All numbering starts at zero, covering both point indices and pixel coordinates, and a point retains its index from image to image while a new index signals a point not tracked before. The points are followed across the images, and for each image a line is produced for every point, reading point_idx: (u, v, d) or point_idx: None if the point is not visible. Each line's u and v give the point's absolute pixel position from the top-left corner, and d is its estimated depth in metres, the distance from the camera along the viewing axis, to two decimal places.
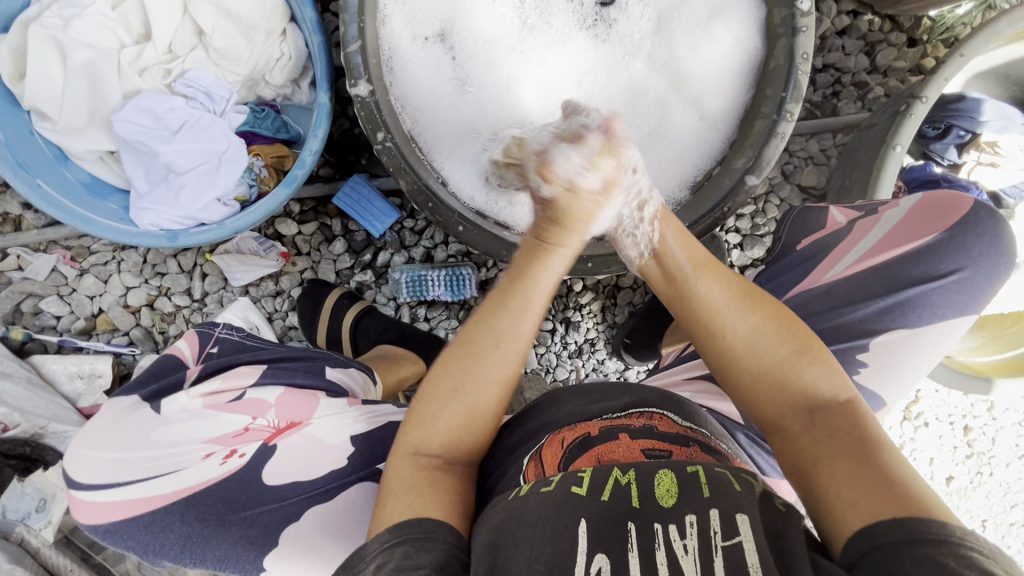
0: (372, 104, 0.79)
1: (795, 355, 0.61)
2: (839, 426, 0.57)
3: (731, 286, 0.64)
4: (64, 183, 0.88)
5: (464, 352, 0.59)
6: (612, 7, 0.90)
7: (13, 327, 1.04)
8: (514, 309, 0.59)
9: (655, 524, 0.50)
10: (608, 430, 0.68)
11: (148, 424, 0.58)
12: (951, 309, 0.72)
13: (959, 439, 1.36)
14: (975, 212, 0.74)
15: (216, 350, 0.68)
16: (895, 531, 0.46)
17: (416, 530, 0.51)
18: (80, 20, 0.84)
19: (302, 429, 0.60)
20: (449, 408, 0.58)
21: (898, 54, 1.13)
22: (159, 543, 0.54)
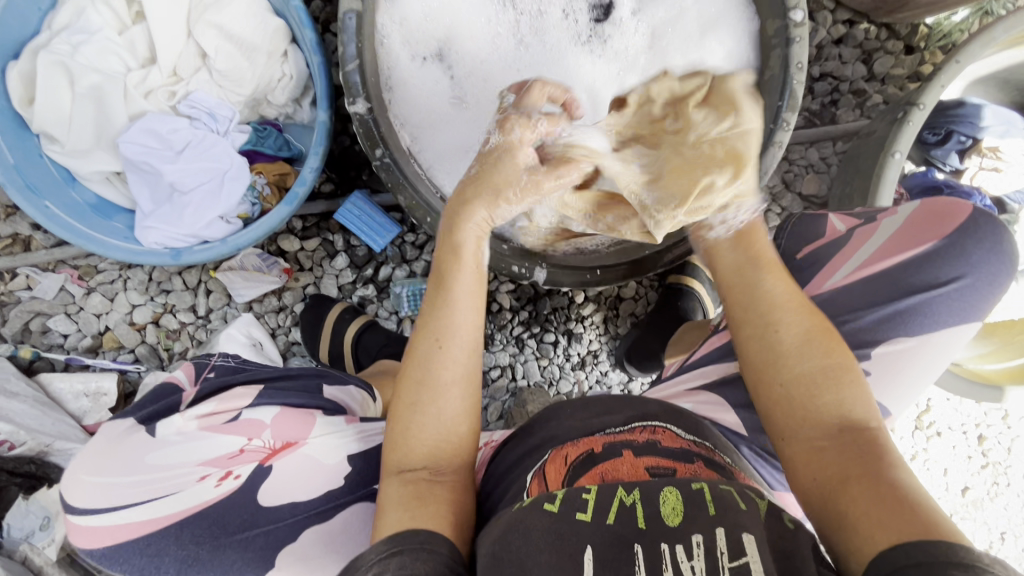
0: (370, 122, 0.80)
1: (839, 368, 0.62)
2: (867, 443, 0.57)
3: (791, 287, 0.67)
4: (72, 204, 0.89)
5: (410, 365, 0.61)
6: (607, 23, 0.91)
7: (21, 346, 1.06)
8: (448, 308, 0.61)
9: (661, 544, 0.51)
10: (611, 447, 0.68)
11: (146, 447, 0.56)
12: (954, 316, 0.72)
13: (973, 449, 1.33)
14: (972, 218, 0.74)
15: (213, 373, 0.68)
16: (912, 553, 0.46)
17: (412, 544, 0.50)
18: (88, 46, 0.86)
19: (298, 449, 0.60)
20: (415, 415, 0.59)
21: (895, 62, 1.13)
22: (155, 567, 0.54)
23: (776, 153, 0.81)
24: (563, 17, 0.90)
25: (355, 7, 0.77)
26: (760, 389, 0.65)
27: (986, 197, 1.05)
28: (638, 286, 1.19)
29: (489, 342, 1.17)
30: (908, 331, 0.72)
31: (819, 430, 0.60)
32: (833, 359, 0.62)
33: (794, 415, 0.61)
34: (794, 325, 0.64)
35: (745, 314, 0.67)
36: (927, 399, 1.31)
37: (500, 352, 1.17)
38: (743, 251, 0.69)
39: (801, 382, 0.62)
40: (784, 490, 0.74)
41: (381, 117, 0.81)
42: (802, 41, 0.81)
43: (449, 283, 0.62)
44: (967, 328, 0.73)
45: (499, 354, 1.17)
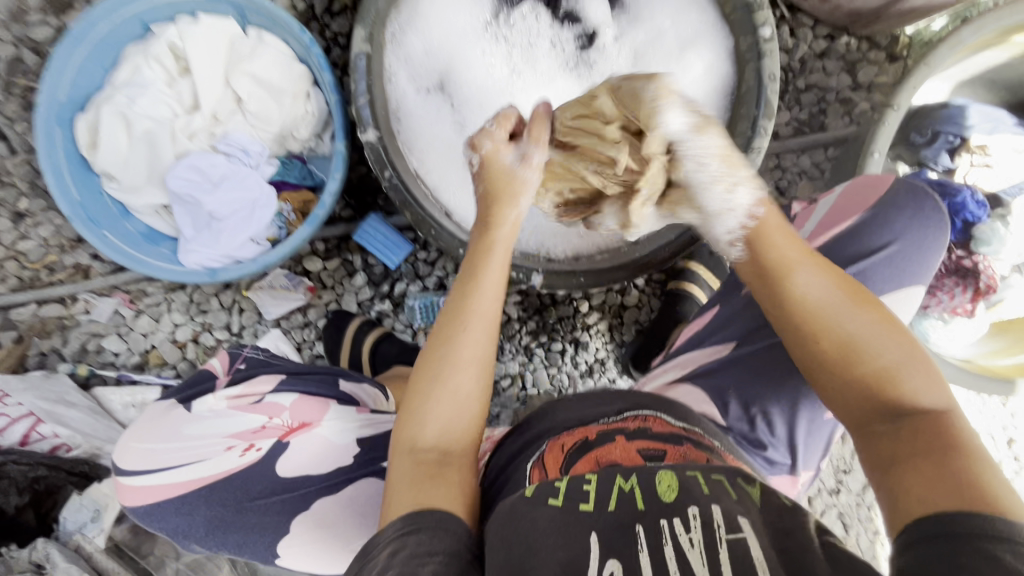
0: (380, 147, 0.90)
1: (904, 357, 0.61)
2: (931, 427, 0.56)
3: (833, 279, 0.66)
4: (126, 234, 1.03)
5: (436, 344, 0.67)
6: (591, 50, 0.99)
7: (80, 364, 1.18)
8: (472, 291, 0.69)
9: (662, 520, 0.53)
10: (605, 434, 0.71)
11: (181, 420, 0.64)
12: (887, 283, 0.75)
13: (1003, 453, 1.29)
14: (893, 190, 0.79)
15: (244, 365, 0.77)
16: (956, 524, 0.46)
17: (428, 524, 0.54)
18: (144, 98, 1.00)
19: (312, 429, 0.67)
20: (434, 388, 0.65)
21: (879, 70, 1.18)
22: (187, 524, 0.61)
23: (756, 158, 0.88)
24: (551, 47, 0.99)
25: (366, 49, 0.88)
26: (816, 380, 0.65)
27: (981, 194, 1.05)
28: (641, 293, 1.24)
29: (500, 352, 1.23)
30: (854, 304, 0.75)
31: (881, 419, 0.59)
32: (894, 351, 0.61)
33: (855, 406, 0.61)
34: (864, 320, 0.63)
35: (796, 313, 0.66)
36: (948, 401, 1.28)
37: (510, 361, 1.23)
38: (762, 257, 0.68)
39: (860, 382, 0.61)
40: (773, 473, 0.77)
41: (389, 142, 0.91)
42: (773, 55, 0.86)
43: (471, 271, 0.71)
44: (910, 290, 0.75)
45: (509, 363, 1.23)
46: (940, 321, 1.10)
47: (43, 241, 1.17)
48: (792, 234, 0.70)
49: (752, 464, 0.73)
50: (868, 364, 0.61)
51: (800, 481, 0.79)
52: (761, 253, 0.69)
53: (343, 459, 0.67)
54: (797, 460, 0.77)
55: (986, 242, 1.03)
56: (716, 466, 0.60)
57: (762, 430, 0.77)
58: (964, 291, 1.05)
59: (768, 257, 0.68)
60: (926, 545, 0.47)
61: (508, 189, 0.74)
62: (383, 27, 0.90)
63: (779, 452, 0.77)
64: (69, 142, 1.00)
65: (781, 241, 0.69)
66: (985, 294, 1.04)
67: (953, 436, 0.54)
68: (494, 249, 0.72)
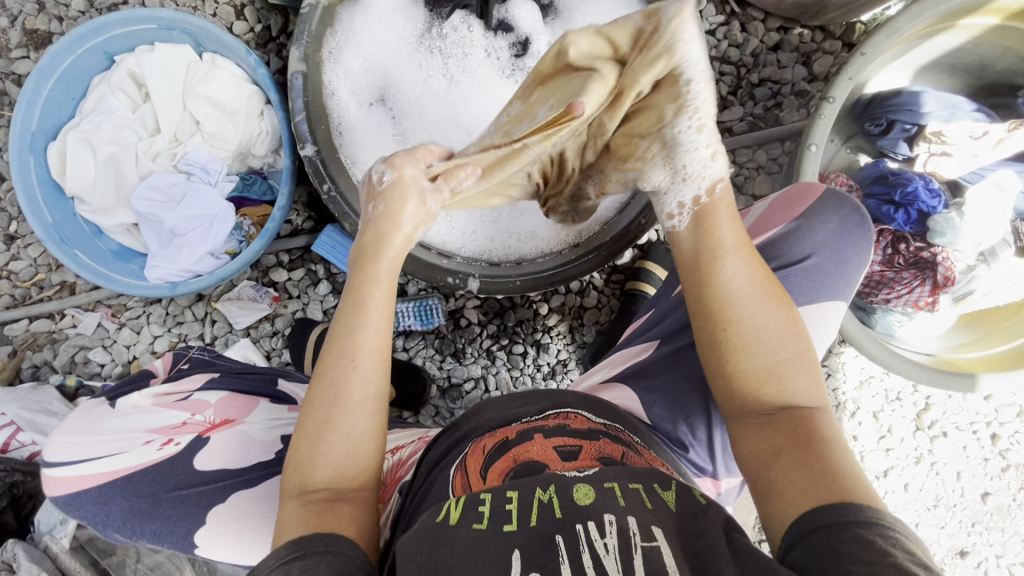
0: (318, 161, 0.94)
1: (794, 357, 0.63)
2: (806, 426, 0.60)
3: (757, 271, 0.66)
4: (97, 252, 1.09)
5: (321, 380, 0.59)
6: (526, 57, 1.02)
7: (69, 375, 1.22)
8: (355, 326, 0.60)
9: (578, 526, 0.49)
10: (524, 433, 0.66)
11: (106, 417, 0.73)
12: (805, 295, 0.78)
13: (988, 450, 1.24)
14: (821, 200, 0.83)
15: (185, 365, 0.85)
16: (833, 513, 0.50)
17: (317, 547, 0.51)
18: (107, 124, 1.07)
19: (235, 426, 0.74)
20: (320, 433, 0.57)
21: (834, 60, 1.16)
22: (105, 514, 0.64)
23: None
24: (486, 56, 1.02)
25: (301, 68, 0.92)
26: (715, 369, 0.66)
27: (937, 182, 1.03)
28: (600, 294, 1.24)
29: (462, 355, 1.23)
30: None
31: (761, 412, 0.62)
32: (790, 350, 0.63)
33: (744, 398, 0.63)
34: (774, 315, 0.64)
35: (713, 296, 0.65)
36: (926, 397, 1.24)
37: (472, 364, 1.22)
38: (700, 238, 0.67)
39: (756, 373, 0.63)
40: (697, 477, 0.78)
41: (328, 156, 0.95)
42: None
43: (352, 303, 0.62)
44: (832, 302, 0.79)
45: (471, 366, 1.22)
46: (903, 316, 1.06)
47: (32, 260, 1.24)
48: (733, 220, 0.68)
49: (676, 463, 0.73)
50: (759, 359, 0.63)
51: (721, 483, 0.80)
52: (699, 233, 0.68)
53: (264, 458, 0.71)
54: (720, 462, 0.78)
55: (940, 232, 1.00)
56: (633, 471, 0.56)
57: (684, 432, 0.77)
58: (922, 283, 1.03)
59: (697, 247, 0.67)
60: (812, 538, 0.49)
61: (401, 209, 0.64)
62: (320, 46, 0.94)
63: (700, 454, 0.77)
64: (43, 169, 1.08)
65: (725, 222, 0.68)
66: (942, 287, 1.01)
67: (821, 431, 0.59)
68: (379, 275, 0.63)
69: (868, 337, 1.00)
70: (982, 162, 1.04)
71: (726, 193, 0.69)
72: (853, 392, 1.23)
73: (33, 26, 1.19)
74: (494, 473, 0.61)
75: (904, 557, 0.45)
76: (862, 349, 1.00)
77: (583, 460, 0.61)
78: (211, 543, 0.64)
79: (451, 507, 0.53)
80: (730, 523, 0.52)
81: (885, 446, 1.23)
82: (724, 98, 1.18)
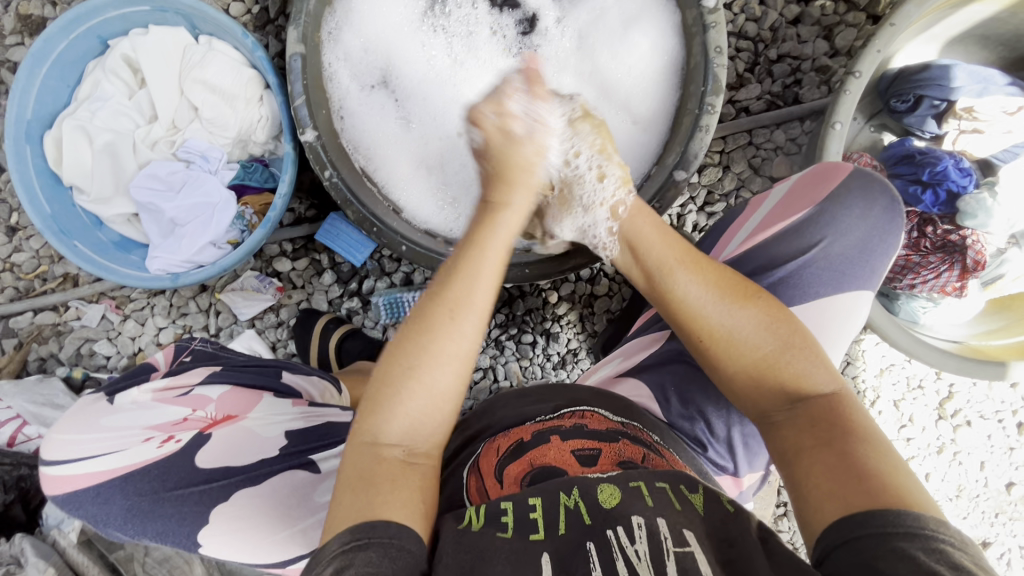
0: (319, 147, 0.89)
1: (785, 345, 0.62)
2: (825, 416, 0.57)
3: (709, 278, 0.66)
4: (98, 243, 1.07)
5: (417, 329, 0.58)
6: (533, 34, 0.98)
7: (75, 367, 1.21)
8: (470, 277, 0.59)
9: (607, 531, 0.48)
10: (540, 433, 0.64)
11: (103, 412, 0.70)
12: (827, 285, 0.76)
13: (1013, 439, 1.20)
14: (846, 182, 0.78)
15: (187, 358, 0.81)
16: (873, 524, 0.47)
17: (382, 538, 0.48)
18: (104, 111, 1.04)
19: (237, 421, 0.73)
20: (406, 382, 0.56)
21: (858, 33, 1.10)
22: (105, 514, 0.63)
23: (704, 138, 0.84)
24: (491, 34, 0.98)
25: (300, 50, 0.87)
26: (714, 375, 0.66)
27: (967, 162, 0.98)
28: (611, 282, 1.21)
29: None
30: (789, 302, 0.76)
31: (779, 409, 0.60)
32: (773, 342, 0.62)
33: (755, 397, 0.62)
34: (745, 315, 0.63)
35: (678, 312, 0.67)
36: (949, 385, 1.19)
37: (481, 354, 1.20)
38: (643, 262, 0.71)
39: (747, 375, 0.63)
40: (718, 474, 0.76)
41: (329, 143, 0.91)
42: (719, 26, 0.83)
43: (474, 256, 0.60)
44: (854, 291, 0.77)
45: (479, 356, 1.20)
46: (929, 301, 1.03)
47: (35, 252, 1.22)
48: (668, 234, 0.72)
49: (695, 461, 0.71)
50: (745, 358, 0.63)
51: (743, 482, 0.77)
52: (640, 258, 0.72)
53: (268, 453, 0.70)
54: (741, 461, 0.76)
55: (970, 214, 0.95)
56: (658, 471, 0.55)
57: (701, 429, 0.75)
58: (950, 268, 0.98)
59: (652, 265, 0.70)
60: (848, 552, 0.47)
61: (519, 170, 0.68)
62: (318, 27, 0.90)
63: (720, 451, 0.75)
64: (40, 159, 1.05)
65: (655, 243, 0.71)
66: (972, 271, 0.97)
67: (841, 419, 0.57)
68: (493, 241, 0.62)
69: (892, 325, 0.96)
70: (1016, 139, 0.98)
71: (633, 214, 0.73)
72: (873, 380, 1.19)
73: (26, 11, 1.16)
74: (509, 478, 0.59)
75: (931, 559, 0.43)
76: (888, 338, 0.96)
77: (603, 466, 0.59)
78: (215, 544, 0.62)
79: (475, 512, 0.53)
80: (764, 530, 0.50)
81: (905, 435, 1.20)
82: (741, 76, 1.12)
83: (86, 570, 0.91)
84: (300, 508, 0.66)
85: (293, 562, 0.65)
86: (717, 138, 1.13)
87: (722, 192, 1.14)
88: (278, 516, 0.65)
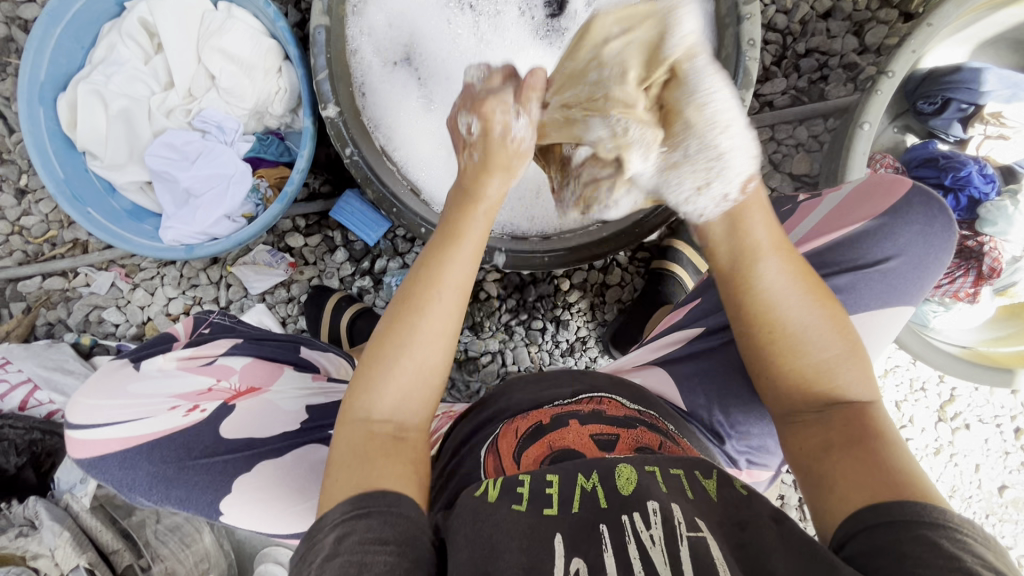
0: (340, 123, 0.89)
1: (840, 352, 0.61)
2: (857, 421, 0.58)
3: (797, 271, 0.63)
4: (110, 210, 1.05)
5: (403, 307, 0.58)
6: (562, 17, 0.96)
7: (83, 334, 1.19)
8: (450, 258, 0.59)
9: (624, 516, 0.48)
10: (559, 417, 0.64)
11: (130, 378, 0.72)
12: (876, 299, 0.77)
13: (1009, 444, 1.22)
14: (907, 197, 0.78)
15: (207, 330, 0.83)
16: (890, 512, 0.48)
17: (380, 506, 0.50)
18: (119, 76, 1.02)
19: (260, 393, 0.74)
20: (394, 363, 0.56)
21: (889, 31, 1.09)
22: (131, 480, 0.64)
23: None
24: (520, 15, 0.96)
25: (324, 22, 0.86)
26: (758, 364, 0.64)
27: (991, 167, 0.98)
28: (623, 272, 1.21)
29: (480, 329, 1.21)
30: (838, 310, 0.76)
31: (811, 411, 0.61)
32: (835, 347, 0.61)
33: (793, 394, 0.62)
34: (819, 316, 0.61)
35: (751, 304, 0.63)
36: (951, 388, 1.21)
37: (490, 338, 1.20)
38: (733, 239, 0.64)
39: (802, 373, 0.61)
40: (739, 467, 0.77)
41: (351, 120, 0.90)
42: (754, 18, 0.82)
43: (461, 227, 0.61)
44: (901, 306, 0.78)
45: (489, 340, 1.20)
46: (940, 306, 1.04)
47: (43, 216, 1.21)
48: (771, 214, 0.65)
49: (708, 452, 0.72)
50: (803, 357, 0.61)
51: (755, 473, 0.79)
52: (732, 239, 0.64)
53: (290, 425, 0.72)
54: (749, 455, 0.77)
55: (991, 221, 0.96)
56: (675, 458, 0.55)
57: (717, 421, 0.76)
58: (965, 274, 0.98)
59: (747, 243, 0.63)
60: (862, 539, 0.48)
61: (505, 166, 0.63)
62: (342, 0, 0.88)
63: (735, 443, 0.76)
64: (52, 122, 1.04)
65: (760, 222, 0.64)
66: (987, 279, 0.97)
67: (877, 426, 0.57)
68: (469, 233, 0.61)
69: (904, 329, 0.96)
70: None
71: (759, 193, 0.65)
72: (876, 380, 1.20)
73: None
74: (528, 458, 0.59)
75: (952, 547, 0.44)
76: (898, 340, 0.96)
77: (622, 450, 0.58)
78: (234, 512, 0.64)
79: (490, 484, 0.53)
80: (778, 512, 0.50)
81: (905, 435, 1.21)
82: (768, 69, 1.11)
83: (97, 536, 0.92)
84: (318, 483, 0.67)
85: None
86: (740, 132, 1.12)
87: None
88: (295, 489, 0.66)
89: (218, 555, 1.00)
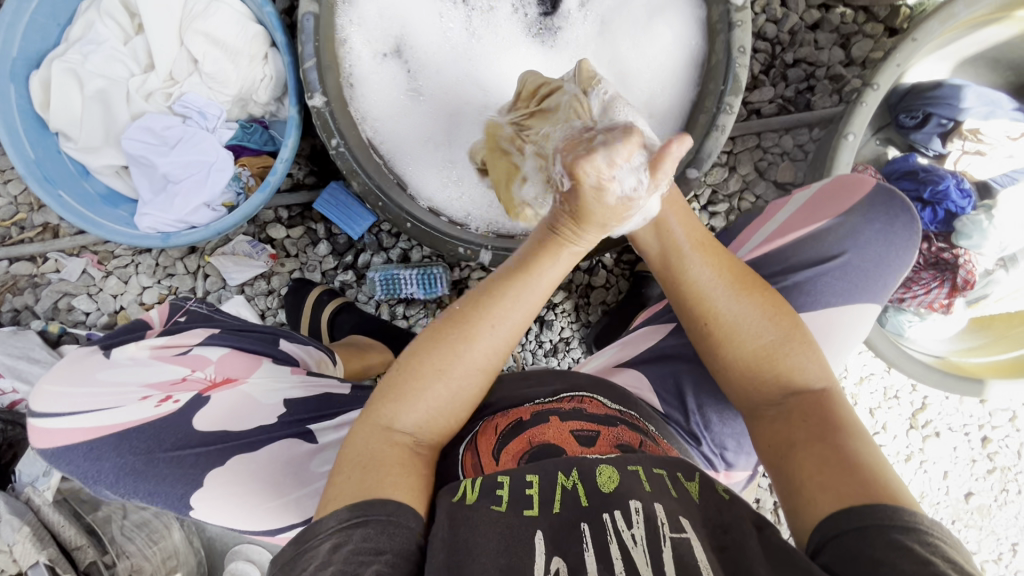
0: (327, 113, 0.87)
1: (782, 340, 0.62)
2: (813, 411, 0.59)
3: (722, 264, 0.66)
4: (83, 193, 1.02)
5: (450, 330, 0.57)
6: (554, 16, 0.96)
7: (51, 322, 1.15)
8: (512, 298, 0.57)
9: (604, 515, 0.48)
10: (539, 414, 0.63)
11: (100, 366, 0.69)
12: (837, 296, 0.78)
13: (977, 452, 1.25)
14: (867, 195, 0.80)
15: (182, 318, 0.80)
16: (862, 517, 0.48)
17: (378, 514, 0.49)
18: (97, 55, 0.99)
19: (236, 386, 0.71)
20: (433, 382, 0.56)
21: (874, 45, 1.11)
22: (97, 471, 0.63)
23: (718, 138, 0.84)
24: (512, 11, 0.96)
25: (313, 9, 0.84)
26: (713, 360, 0.66)
27: (967, 181, 1.00)
28: (608, 274, 1.21)
29: None
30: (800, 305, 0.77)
31: (769, 404, 0.62)
32: (773, 333, 0.62)
33: (749, 389, 0.63)
34: (749, 304, 0.63)
35: (686, 298, 0.66)
36: (923, 397, 1.24)
37: None
38: (662, 238, 0.67)
39: (744, 364, 0.63)
40: (714, 466, 0.77)
41: (338, 110, 0.88)
42: (745, 26, 0.82)
43: (530, 266, 0.58)
44: (862, 303, 0.79)
45: None
46: (915, 316, 1.05)
47: (12, 198, 1.16)
48: (688, 212, 0.69)
49: (686, 453, 0.73)
50: (743, 347, 0.63)
51: (732, 474, 0.79)
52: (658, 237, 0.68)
53: (268, 418, 0.70)
54: (728, 457, 0.78)
55: (966, 235, 0.98)
56: (657, 458, 0.54)
57: (696, 423, 0.77)
58: (941, 285, 1.00)
59: (668, 241, 0.67)
60: (839, 542, 0.48)
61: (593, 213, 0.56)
62: None
63: (713, 446, 0.77)
64: (24, 100, 1.00)
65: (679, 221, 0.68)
66: (961, 290, 0.99)
67: (835, 414, 0.58)
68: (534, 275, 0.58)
69: (880, 337, 0.97)
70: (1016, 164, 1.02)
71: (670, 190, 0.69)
72: (853, 387, 1.22)
73: None
74: (507, 457, 0.58)
75: (924, 550, 0.45)
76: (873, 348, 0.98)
77: (602, 447, 0.58)
78: (208, 502, 0.63)
79: (468, 488, 0.52)
80: (757, 518, 0.51)
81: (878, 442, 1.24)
82: (756, 77, 1.12)
83: (59, 532, 0.89)
84: (294, 478, 0.66)
85: (283, 532, 0.64)
86: (727, 138, 1.13)
87: (727, 193, 1.14)
88: (269, 486, 0.64)
89: (186, 552, 0.98)
